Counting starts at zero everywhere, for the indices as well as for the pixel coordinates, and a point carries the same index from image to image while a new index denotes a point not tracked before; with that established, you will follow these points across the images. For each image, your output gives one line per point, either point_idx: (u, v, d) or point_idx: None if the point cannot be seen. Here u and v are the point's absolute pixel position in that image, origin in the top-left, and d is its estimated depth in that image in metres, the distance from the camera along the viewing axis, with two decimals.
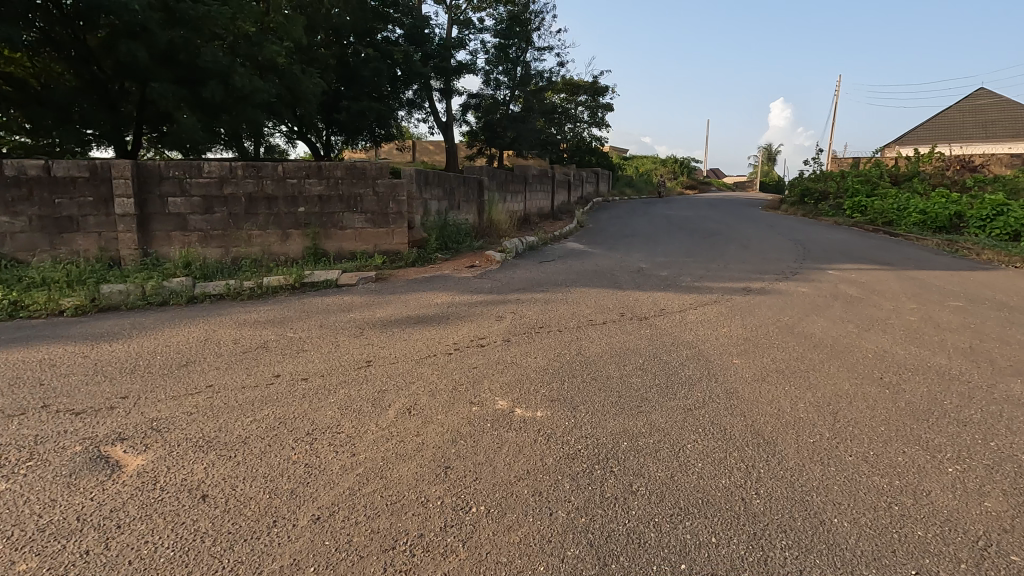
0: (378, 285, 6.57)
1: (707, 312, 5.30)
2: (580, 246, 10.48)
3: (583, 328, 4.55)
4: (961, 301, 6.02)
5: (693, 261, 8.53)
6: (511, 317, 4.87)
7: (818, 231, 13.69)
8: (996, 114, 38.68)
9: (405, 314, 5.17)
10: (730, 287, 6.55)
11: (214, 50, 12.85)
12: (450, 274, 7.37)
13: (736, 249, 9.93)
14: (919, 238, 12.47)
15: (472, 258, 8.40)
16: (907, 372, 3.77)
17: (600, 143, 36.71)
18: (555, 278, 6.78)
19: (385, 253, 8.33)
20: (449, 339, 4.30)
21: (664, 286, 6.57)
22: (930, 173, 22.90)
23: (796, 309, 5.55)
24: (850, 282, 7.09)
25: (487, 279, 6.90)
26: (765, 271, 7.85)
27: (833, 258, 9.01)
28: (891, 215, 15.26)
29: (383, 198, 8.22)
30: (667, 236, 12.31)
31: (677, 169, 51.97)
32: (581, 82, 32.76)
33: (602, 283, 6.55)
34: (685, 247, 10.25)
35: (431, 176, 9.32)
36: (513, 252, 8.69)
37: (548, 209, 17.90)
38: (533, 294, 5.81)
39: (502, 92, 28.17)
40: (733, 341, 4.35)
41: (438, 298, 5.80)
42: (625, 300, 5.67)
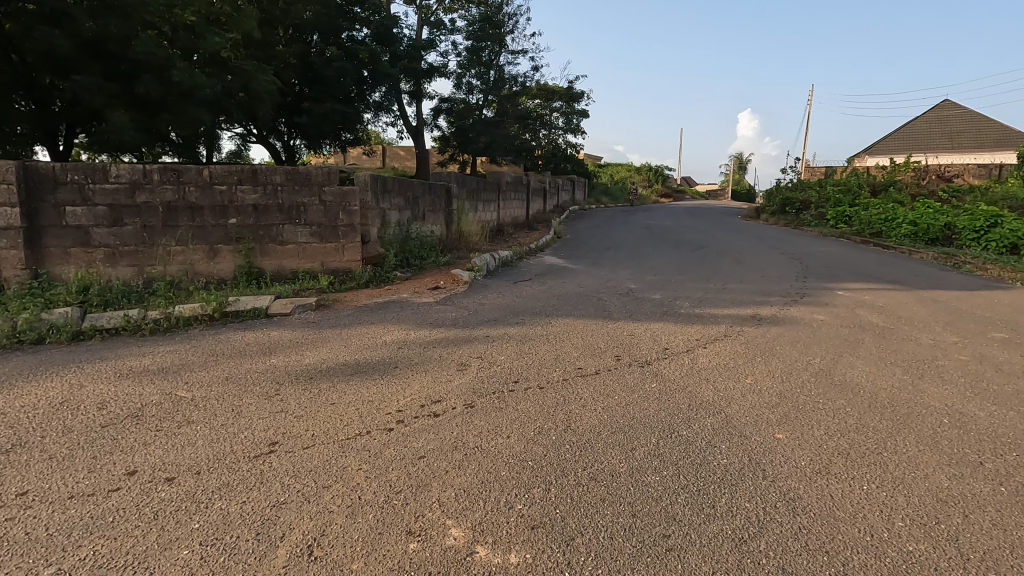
0: (319, 315, 5.41)
1: (718, 352, 4.33)
2: (558, 262, 9.45)
3: (569, 382, 3.49)
4: (1003, 332, 5.21)
5: (687, 281, 7.61)
6: (477, 365, 3.78)
7: (808, 243, 12.99)
8: (961, 125, 39.42)
9: (340, 359, 4.03)
10: (737, 316, 5.60)
11: (149, 40, 11.46)
12: (409, 298, 6.25)
13: (730, 265, 9.07)
14: (914, 251, 11.84)
15: (438, 277, 7.32)
16: (1004, 449, 2.82)
17: (575, 150, 36.00)
18: (532, 304, 5.73)
19: (333, 272, 7.15)
20: (393, 403, 3.19)
21: (660, 313, 5.58)
22: (907, 183, 22.73)
23: (822, 345, 4.64)
24: (867, 306, 6.25)
25: (452, 304, 5.83)
26: (770, 293, 6.95)
27: (838, 276, 8.22)
28: (880, 225, 14.69)
29: (331, 208, 7.05)
30: (652, 249, 11.41)
31: (651, 177, 52.18)
32: (555, 88, 32.13)
33: (588, 310, 5.54)
34: (675, 263, 9.33)
35: (389, 182, 8.19)
36: (483, 269, 7.61)
37: (523, 218, 16.89)
38: (507, 328, 4.73)
39: (475, 96, 27.16)
40: (762, 399, 3.36)
41: (388, 334, 4.68)
42: (618, 335, 4.66)
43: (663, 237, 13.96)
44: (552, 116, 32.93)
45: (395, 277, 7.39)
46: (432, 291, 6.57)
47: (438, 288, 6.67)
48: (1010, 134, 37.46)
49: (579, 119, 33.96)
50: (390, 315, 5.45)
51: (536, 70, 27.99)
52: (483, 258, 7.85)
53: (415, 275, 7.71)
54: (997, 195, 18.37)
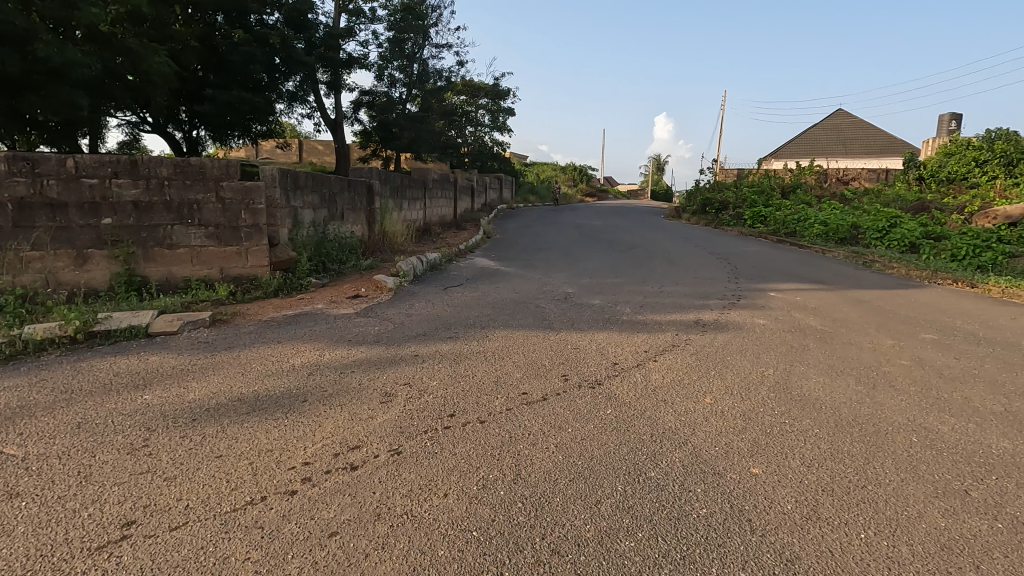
0: (214, 334, 4.58)
1: (671, 365, 4.00)
2: (490, 264, 8.96)
3: (514, 414, 2.99)
4: (932, 334, 5.27)
5: (625, 284, 7.36)
6: (404, 395, 3.19)
7: (731, 242, 13.31)
8: (852, 132, 42.96)
9: (234, 392, 3.30)
10: (681, 322, 5.35)
11: (8, 8, 9.77)
12: (324, 309, 5.51)
13: (664, 267, 8.97)
14: (827, 251, 12.39)
15: (360, 284, 6.58)
16: (982, 470, 2.62)
17: (501, 149, 35.69)
18: (467, 314, 5.19)
19: (234, 279, 6.23)
20: (299, 453, 2.55)
21: (603, 322, 5.21)
22: (811, 185, 24.26)
23: (771, 352, 4.45)
24: (802, 309, 6.23)
25: (376, 315, 5.16)
26: (707, 295, 6.82)
27: (767, 277, 8.30)
28: (793, 225, 15.39)
29: (231, 206, 6.14)
30: (584, 250, 11.20)
31: (575, 176, 53.06)
32: (481, 84, 31.71)
33: (525, 320, 5.07)
34: (609, 265, 9.11)
35: (302, 178, 7.34)
36: (409, 274, 6.96)
37: (450, 217, 16.27)
38: (440, 345, 4.17)
39: (398, 90, 26.08)
40: (726, 423, 3.02)
41: (298, 356, 3.97)
42: (561, 349, 4.23)
43: (594, 237, 13.86)
44: (478, 113, 32.44)
45: (310, 285, 6.57)
46: (354, 301, 5.84)
47: (360, 298, 5.95)
48: (893, 142, 41.26)
49: (505, 117, 33.67)
50: (301, 331, 4.70)
51: (462, 65, 27.33)
52: (408, 262, 7.16)
53: (334, 281, 6.94)
54: (890, 197, 19.89)
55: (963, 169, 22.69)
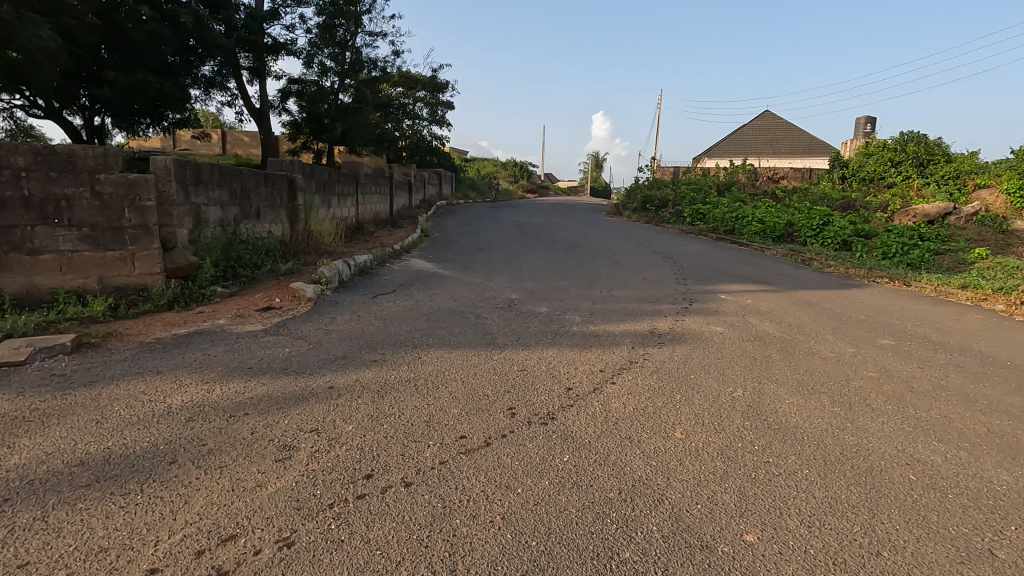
0: (77, 364, 3.67)
1: (631, 389, 3.49)
2: (427, 267, 8.25)
3: (448, 471, 2.36)
4: (889, 339, 5.08)
5: (573, 288, 6.89)
6: (308, 450, 2.48)
7: (674, 241, 13.18)
8: (778, 133, 44.95)
9: (77, 453, 2.48)
10: (637, 333, 4.91)
11: None
12: (227, 325, 4.66)
13: (610, 268, 8.59)
14: (766, 249, 12.49)
15: (275, 292, 5.73)
16: (1000, 518, 2.25)
17: (440, 143, 34.71)
18: (397, 329, 4.50)
19: (118, 290, 5.24)
20: (147, 556, 1.82)
21: (552, 335, 4.67)
22: (745, 183, 24.94)
23: (735, 367, 4.05)
24: (755, 313, 5.95)
25: (288, 333, 4.37)
26: (658, 299, 6.45)
27: (715, 278, 8.06)
28: (732, 223, 15.55)
29: (110, 204, 5.14)
30: (527, 250, 10.69)
31: (516, 172, 52.77)
32: (418, 76, 30.67)
33: (465, 335, 4.45)
34: (554, 266, 8.63)
35: (205, 170, 6.36)
36: (334, 280, 6.13)
37: (385, 214, 15.35)
38: (361, 373, 3.47)
39: (329, 79, 24.63)
40: (703, 468, 2.53)
41: (178, 394, 3.16)
42: (507, 372, 3.63)
43: (536, 235, 13.40)
44: (415, 106, 31.35)
45: (214, 295, 5.66)
46: (265, 313, 5.01)
47: (272, 309, 5.12)
48: (815, 143, 43.50)
49: (443, 111, 32.73)
50: (191, 356, 3.86)
51: (398, 56, 26.20)
52: (333, 266, 6.30)
53: (244, 290, 6.04)
54: (818, 196, 20.62)
55: (881, 169, 24.01)
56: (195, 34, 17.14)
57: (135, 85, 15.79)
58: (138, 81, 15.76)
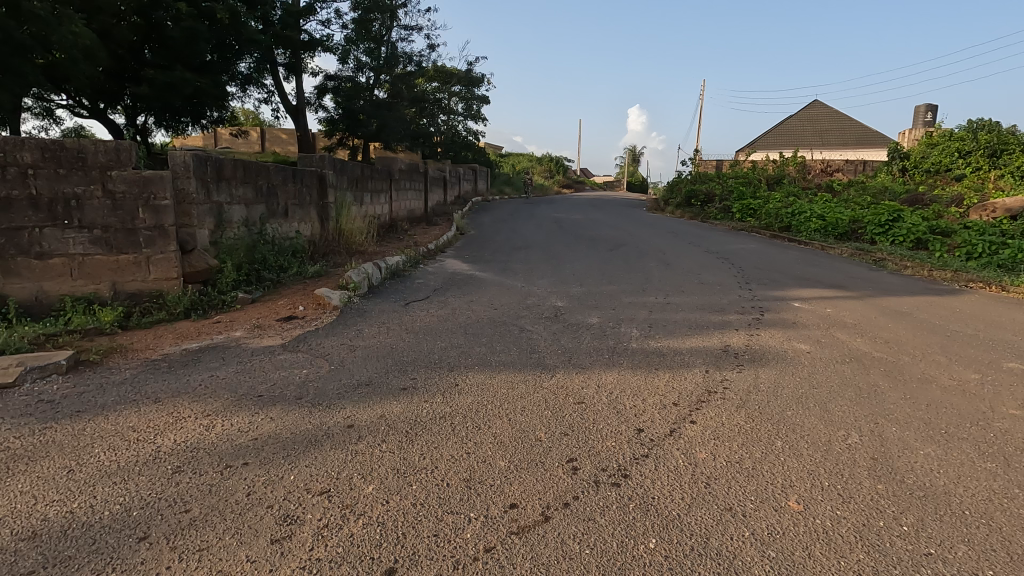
0: (70, 386, 3.23)
1: (716, 431, 2.82)
2: (463, 268, 7.70)
3: (498, 566, 1.75)
4: (1014, 360, 4.23)
5: (625, 294, 6.23)
6: (314, 526, 1.91)
7: (726, 239, 12.28)
8: (829, 124, 42.75)
9: (31, 520, 1.98)
10: (707, 350, 4.21)
11: None
12: (243, 338, 4.18)
13: (662, 270, 7.87)
14: (828, 247, 11.47)
15: (299, 299, 5.27)
16: None
17: (475, 138, 34.25)
18: (430, 346, 3.93)
19: (132, 296, 4.84)
20: None
21: (608, 353, 4.03)
22: (796, 176, 23.57)
23: (837, 399, 3.31)
24: (840, 325, 5.16)
25: (310, 350, 3.85)
26: (723, 308, 5.71)
27: (781, 282, 7.25)
28: (787, 219, 14.52)
29: (123, 203, 4.73)
30: (569, 250, 10.04)
31: (552, 168, 51.92)
32: (454, 70, 30.24)
33: (508, 353, 3.84)
34: (600, 268, 7.96)
35: (227, 166, 5.94)
36: (363, 286, 5.61)
37: (419, 211, 14.92)
38: (388, 406, 2.90)
39: (364, 74, 24.42)
40: (841, 565, 1.85)
41: (172, 431, 2.65)
42: (561, 406, 3.01)
43: (577, 233, 12.73)
44: (451, 101, 30.94)
45: (234, 302, 5.23)
46: (287, 324, 4.54)
47: (295, 320, 4.65)
48: (869, 134, 41.17)
49: (479, 105, 32.23)
50: (197, 378, 3.37)
51: (433, 49, 25.81)
52: (359, 271, 5.73)
53: (268, 296, 5.60)
54: (879, 189, 19.21)
55: (947, 160, 22.28)
56: (231, 30, 17.06)
57: (172, 83, 15.79)
58: (175, 79, 15.74)
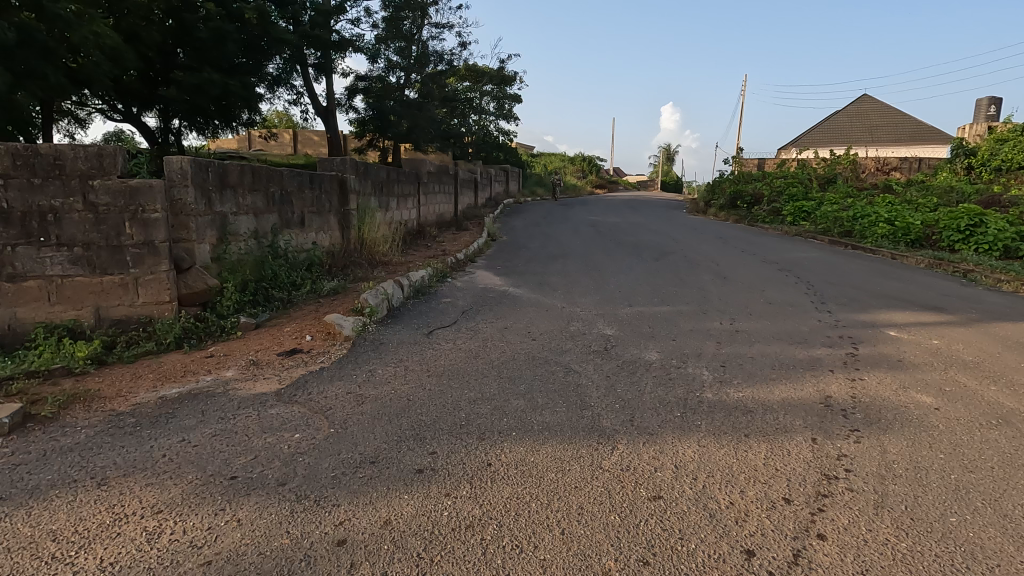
0: (6, 453, 2.58)
1: (861, 557, 1.96)
2: (495, 283, 6.94)
3: None
4: None
5: (683, 318, 5.36)
6: None
7: (781, 245, 11.23)
8: (879, 120, 40.51)
9: None
10: (803, 403, 3.34)
11: None
12: (235, 380, 3.51)
13: (720, 286, 6.96)
14: (900, 256, 10.28)
15: (310, 326, 4.61)
16: None
17: (507, 138, 33.53)
18: (455, 398, 3.15)
19: (118, 323, 4.23)
20: None
21: (679, 410, 3.18)
22: (849, 175, 22.03)
23: (1012, 495, 2.39)
24: (958, 364, 4.19)
25: (309, 402, 3.13)
26: (804, 337, 4.80)
27: (862, 301, 6.27)
28: (848, 223, 13.17)
29: (107, 217, 4.12)
30: (610, 259, 9.18)
31: (584, 167, 50.74)
32: (485, 69, 29.59)
33: (553, 412, 3.03)
34: (648, 282, 7.10)
35: (233, 172, 5.31)
36: (380, 308, 4.88)
37: (448, 215, 14.26)
38: (394, 507, 2.12)
39: (394, 74, 23.96)
40: None
41: (101, 543, 1.94)
42: (632, 509, 2.18)
43: (616, 238, 11.86)
44: (482, 100, 30.27)
45: (234, 329, 4.58)
46: (288, 361, 3.84)
47: (299, 355, 3.95)
48: (923, 130, 38.84)
49: (510, 105, 31.52)
50: (162, 444, 2.67)
51: (464, 48, 25.21)
52: (377, 292, 5.00)
53: (275, 320, 4.94)
54: (945, 189, 17.67)
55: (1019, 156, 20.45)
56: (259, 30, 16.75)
57: (200, 84, 15.53)
58: (203, 80, 15.48)
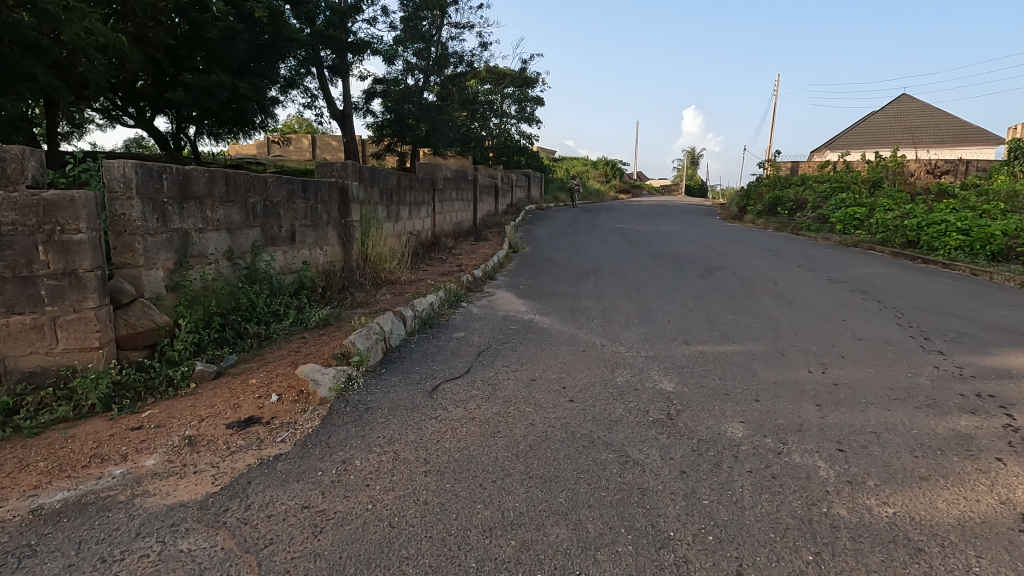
0: None
1: None
2: (517, 309, 5.86)
3: None
4: None
5: (760, 365, 4.19)
6: None
7: (842, 259, 9.94)
8: (920, 120, 38.43)
9: None
10: (996, 533, 2.18)
11: None
12: (159, 473, 2.49)
13: (791, 315, 5.79)
14: (985, 272, 8.87)
15: (282, 378, 3.57)
16: None
17: (529, 142, 32.49)
18: (459, 529, 2.07)
19: (30, 375, 3.25)
20: None
21: (810, 551, 2.03)
22: (898, 178, 20.39)
23: None
24: None
25: (239, 530, 2.07)
26: (933, 398, 3.59)
27: (976, 337, 5.03)
28: (912, 232, 11.75)
29: (14, 240, 3.15)
30: (651, 276, 8.03)
31: (607, 171, 49.38)
32: (506, 71, 28.64)
33: (614, 563, 1.91)
34: (702, 309, 5.95)
35: (199, 179, 4.33)
36: (373, 352, 3.82)
37: (467, 223, 13.27)
38: None
39: (413, 76, 23.13)
40: None
41: None
42: None
43: (650, 250, 10.69)
44: (503, 103, 29.30)
45: (184, 382, 3.57)
46: (237, 440, 2.80)
47: (254, 429, 2.91)
48: (969, 130, 36.73)
49: (532, 107, 30.50)
50: None
51: (485, 49, 24.29)
52: (369, 330, 3.94)
53: (243, 367, 3.92)
54: (1012, 193, 16.01)
55: None
56: (271, 30, 16.05)
57: (208, 87, 14.81)
58: (210, 82, 14.75)
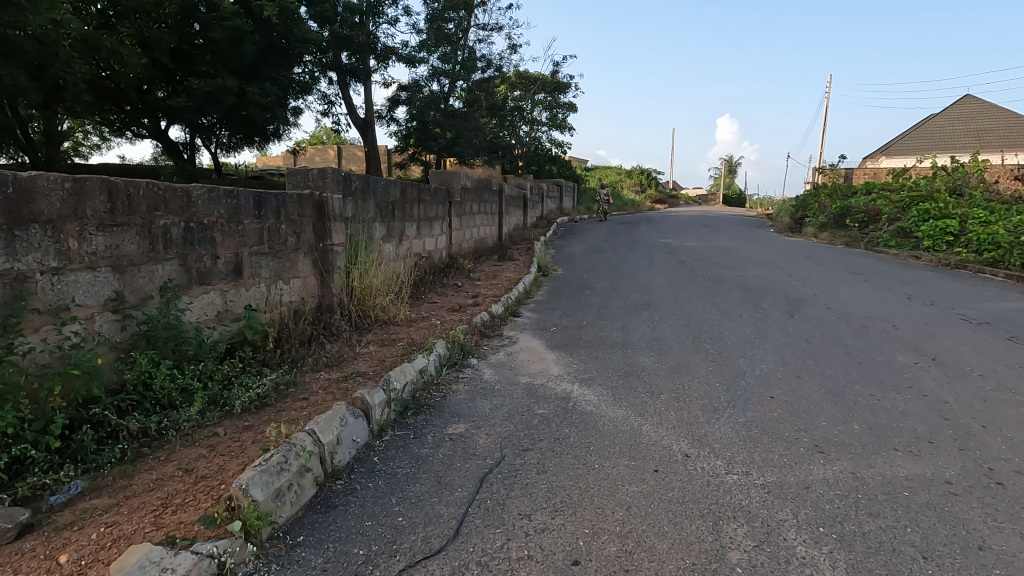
0: None
1: None
2: (548, 373, 4.15)
3: None
4: None
5: (980, 518, 2.34)
6: None
7: (957, 286, 7.86)
8: (988, 122, 35.23)
9: None
10: None
11: None
12: None
13: (959, 389, 3.88)
14: None
15: (110, 562, 1.93)
16: None
17: (561, 151, 30.83)
18: None
19: None
20: None
21: None
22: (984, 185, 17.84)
23: None
24: None
25: None
26: None
27: None
28: None
29: None
30: (720, 313, 6.20)
31: (642, 181, 47.30)
32: (537, 75, 27.13)
33: None
34: (813, 376, 4.12)
35: (51, 190, 2.80)
36: (290, 495, 2.18)
37: (491, 240, 11.69)
38: None
39: (437, 81, 21.81)
40: None
41: None
42: None
43: (708, 274, 8.83)
44: (533, 110, 27.78)
45: None
46: None
47: None
48: None
49: (564, 114, 28.89)
50: None
51: (515, 51, 22.83)
52: (283, 456, 2.24)
53: (78, 511, 2.30)
54: None
55: None
56: (282, 31, 14.87)
57: (212, 91, 13.65)
58: (215, 87, 13.59)
